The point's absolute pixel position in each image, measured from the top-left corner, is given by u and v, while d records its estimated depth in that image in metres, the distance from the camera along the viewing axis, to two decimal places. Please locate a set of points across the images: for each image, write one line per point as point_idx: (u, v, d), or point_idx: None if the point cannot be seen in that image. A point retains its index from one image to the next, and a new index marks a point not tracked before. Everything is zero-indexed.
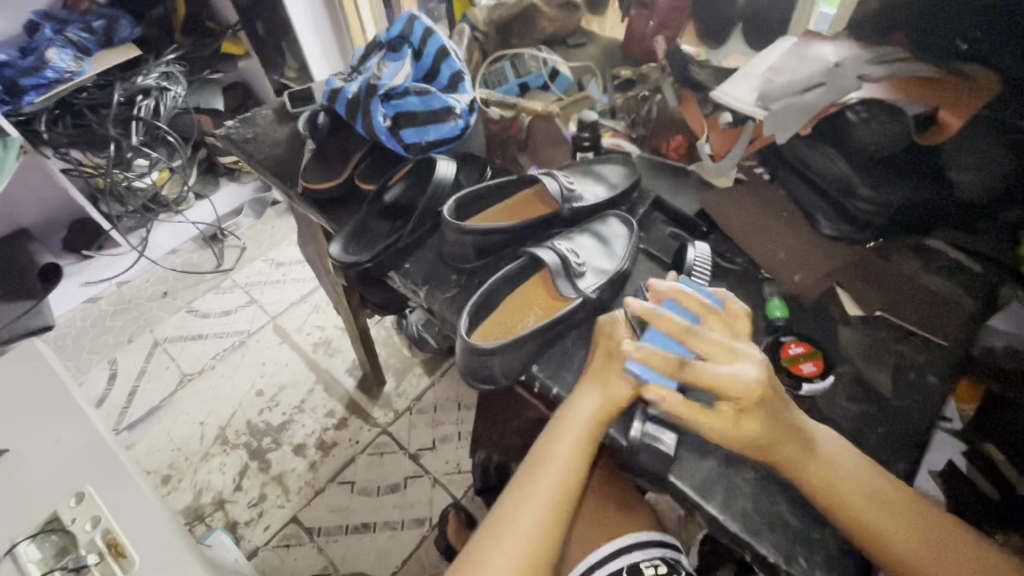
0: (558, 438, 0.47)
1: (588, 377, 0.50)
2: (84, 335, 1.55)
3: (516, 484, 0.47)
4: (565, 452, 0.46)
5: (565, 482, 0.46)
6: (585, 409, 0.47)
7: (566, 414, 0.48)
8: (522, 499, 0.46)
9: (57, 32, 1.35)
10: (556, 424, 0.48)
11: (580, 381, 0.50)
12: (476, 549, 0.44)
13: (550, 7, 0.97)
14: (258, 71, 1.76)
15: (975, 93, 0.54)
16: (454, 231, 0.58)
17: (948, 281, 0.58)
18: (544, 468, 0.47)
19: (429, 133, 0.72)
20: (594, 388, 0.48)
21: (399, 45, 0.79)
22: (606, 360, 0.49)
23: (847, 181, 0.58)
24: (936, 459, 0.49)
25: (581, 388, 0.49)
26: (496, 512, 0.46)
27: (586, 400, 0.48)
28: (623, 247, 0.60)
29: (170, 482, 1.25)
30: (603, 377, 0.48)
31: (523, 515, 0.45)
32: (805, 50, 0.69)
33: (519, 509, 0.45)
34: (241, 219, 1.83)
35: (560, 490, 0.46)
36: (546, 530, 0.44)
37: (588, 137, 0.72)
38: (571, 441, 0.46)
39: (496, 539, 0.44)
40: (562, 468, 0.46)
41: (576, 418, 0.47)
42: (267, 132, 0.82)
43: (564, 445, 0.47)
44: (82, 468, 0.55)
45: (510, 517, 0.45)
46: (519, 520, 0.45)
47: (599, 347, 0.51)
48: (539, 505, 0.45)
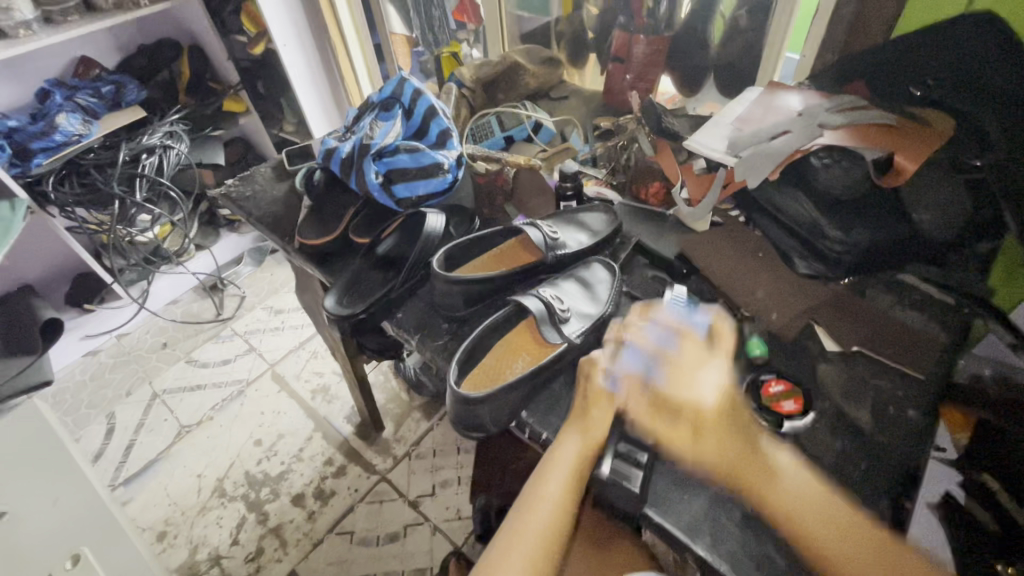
0: (543, 479, 0.48)
1: (570, 421, 0.52)
2: (83, 388, 1.56)
3: (506, 528, 0.48)
4: (552, 493, 0.48)
5: (554, 523, 0.47)
6: (568, 451, 0.49)
7: (551, 457, 0.50)
8: (513, 541, 0.46)
9: (67, 98, 1.43)
10: (543, 466, 0.50)
11: (565, 425, 0.52)
12: None
13: (533, 64, 1.04)
14: (258, 126, 1.84)
15: (925, 141, 0.59)
16: (443, 282, 0.61)
17: (923, 315, 0.61)
18: (533, 510, 0.48)
19: (418, 187, 0.75)
20: (577, 431, 0.50)
21: (390, 105, 0.85)
22: (587, 401, 0.52)
23: (814, 222, 0.60)
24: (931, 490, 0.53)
25: (565, 431, 0.51)
26: (488, 556, 0.46)
27: (569, 442, 0.50)
28: (606, 291, 0.62)
29: (165, 538, 1.23)
30: (582, 419, 0.51)
31: (514, 557, 0.45)
32: (771, 100, 0.73)
33: (511, 550, 0.46)
34: (241, 269, 1.88)
35: (550, 529, 0.47)
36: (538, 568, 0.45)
37: (571, 186, 0.75)
38: (558, 480, 0.48)
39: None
40: (551, 509, 0.47)
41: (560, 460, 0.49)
42: (265, 189, 0.86)
43: (552, 487, 0.48)
44: (80, 529, 0.56)
45: (503, 560, 0.45)
46: (510, 561, 0.45)
47: (581, 389, 0.53)
48: (531, 545, 0.46)
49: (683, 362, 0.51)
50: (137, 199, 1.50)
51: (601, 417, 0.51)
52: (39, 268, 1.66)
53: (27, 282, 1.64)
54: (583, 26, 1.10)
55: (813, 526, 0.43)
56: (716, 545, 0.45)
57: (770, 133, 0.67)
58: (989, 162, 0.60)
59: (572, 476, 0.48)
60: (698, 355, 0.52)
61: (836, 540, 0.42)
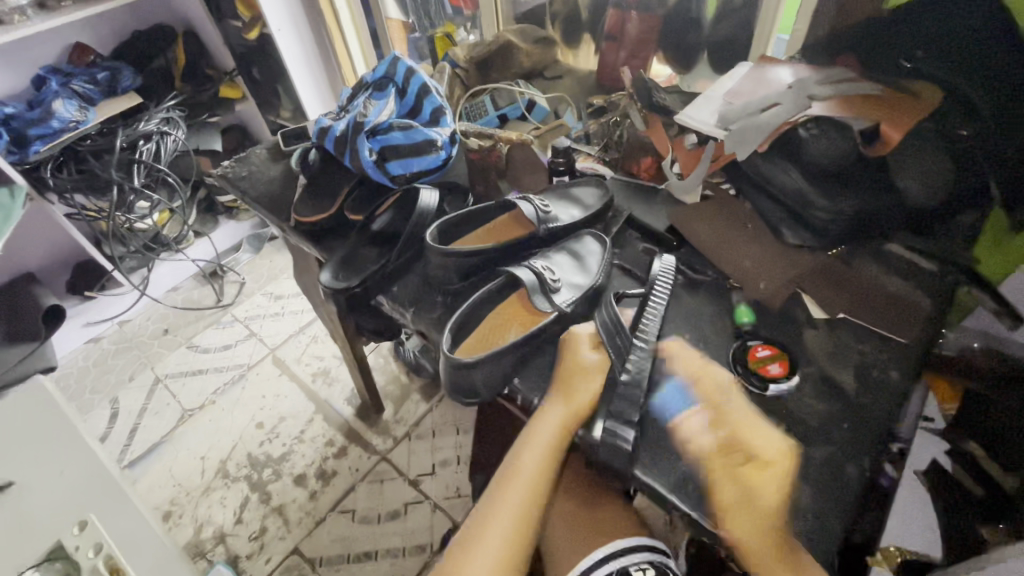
0: (523, 451, 0.51)
1: (554, 392, 0.53)
2: (86, 374, 1.58)
3: (487, 496, 0.52)
4: (531, 465, 0.51)
5: (532, 492, 0.50)
6: (548, 424, 0.51)
7: (531, 430, 0.52)
8: (493, 511, 0.50)
9: (63, 85, 1.43)
10: (523, 437, 0.52)
11: (548, 394, 0.54)
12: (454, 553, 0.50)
13: (527, 43, 1.04)
14: (255, 112, 1.84)
15: (912, 111, 0.60)
16: (437, 255, 0.61)
17: (907, 283, 0.62)
18: (512, 480, 0.51)
19: (412, 164, 0.76)
20: (558, 405, 0.52)
21: (384, 84, 0.85)
22: (567, 376, 0.53)
23: (803, 194, 0.61)
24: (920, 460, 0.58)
25: (547, 403, 0.53)
26: (473, 522, 0.51)
27: (550, 412, 0.52)
28: (596, 263, 0.63)
29: (171, 518, 1.25)
30: (563, 393, 0.52)
31: (494, 525, 0.50)
32: (762, 74, 0.73)
33: (492, 517, 0.50)
34: (240, 255, 1.89)
35: (526, 499, 0.50)
36: (515, 535, 0.49)
37: (563, 162, 0.77)
38: (536, 452, 0.51)
39: (471, 546, 0.50)
40: (528, 480, 0.51)
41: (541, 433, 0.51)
42: (261, 170, 0.87)
43: (530, 458, 0.51)
44: (86, 498, 0.58)
45: (483, 529, 0.50)
46: (490, 529, 0.50)
47: (565, 361, 0.55)
48: (508, 516, 0.50)
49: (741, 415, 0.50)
50: (135, 185, 1.51)
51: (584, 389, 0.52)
52: (40, 255, 1.67)
53: (28, 269, 1.66)
54: (577, 5, 1.10)
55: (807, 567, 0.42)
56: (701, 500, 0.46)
57: (760, 105, 0.67)
58: (972, 129, 0.60)
59: (551, 449, 0.51)
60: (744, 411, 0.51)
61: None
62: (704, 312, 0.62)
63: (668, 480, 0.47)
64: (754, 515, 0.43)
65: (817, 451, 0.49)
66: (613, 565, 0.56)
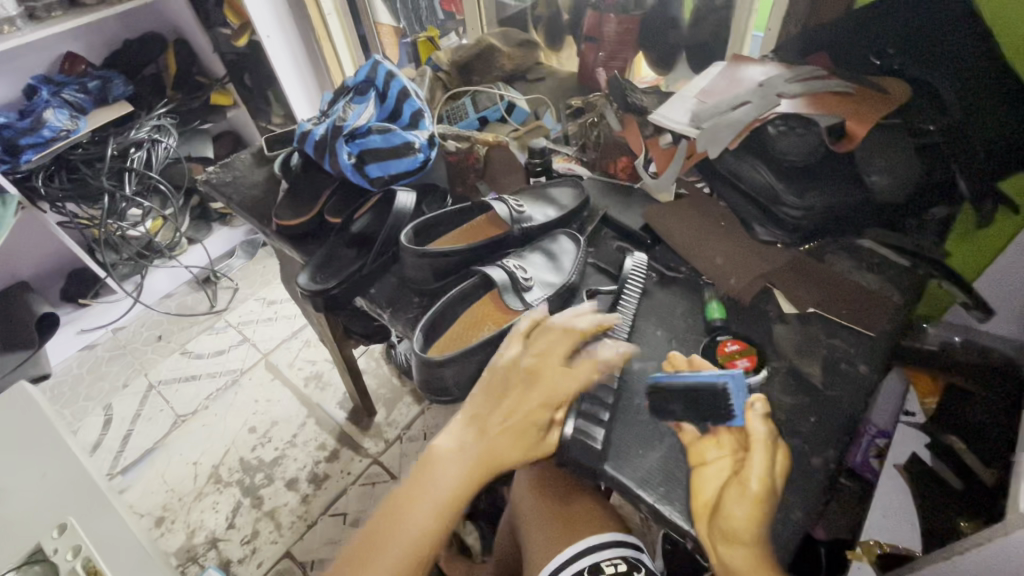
0: (438, 473, 0.48)
1: (487, 432, 0.49)
2: (81, 382, 1.58)
3: (377, 527, 0.48)
4: (439, 495, 0.47)
5: (438, 521, 0.47)
6: (471, 453, 0.48)
7: (448, 456, 0.49)
8: (383, 542, 0.47)
9: (54, 94, 1.44)
10: (432, 470, 0.49)
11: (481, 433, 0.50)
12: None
13: (508, 46, 1.05)
14: (246, 119, 1.85)
15: (876, 107, 0.60)
16: (412, 255, 0.62)
17: (879, 277, 0.63)
18: (410, 511, 0.47)
19: (391, 167, 0.76)
20: (483, 443, 0.48)
21: (364, 89, 0.86)
22: (519, 428, 0.48)
23: (772, 189, 0.61)
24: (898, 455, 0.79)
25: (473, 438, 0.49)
26: (365, 539, 0.47)
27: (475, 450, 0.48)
28: (570, 262, 0.64)
29: (163, 524, 1.26)
30: (493, 441, 0.48)
31: (388, 549, 0.46)
32: (734, 73, 0.74)
33: (380, 551, 0.46)
34: (233, 261, 1.90)
35: (422, 532, 0.47)
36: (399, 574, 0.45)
37: (540, 163, 0.78)
38: (442, 486, 0.48)
39: (359, 565, 0.46)
40: (427, 513, 0.47)
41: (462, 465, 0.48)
42: (245, 175, 0.88)
43: (432, 491, 0.48)
44: (67, 500, 0.58)
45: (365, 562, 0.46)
46: (383, 554, 0.46)
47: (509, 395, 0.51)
48: (395, 551, 0.46)
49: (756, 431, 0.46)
50: (127, 193, 1.52)
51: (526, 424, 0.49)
52: (33, 264, 1.68)
53: (22, 278, 1.67)
54: (559, 8, 1.11)
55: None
56: (667, 494, 0.46)
57: (731, 103, 0.68)
58: (942, 125, 0.61)
59: (465, 485, 0.47)
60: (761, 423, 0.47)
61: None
62: (677, 309, 0.62)
63: (634, 475, 0.48)
64: (733, 530, 0.41)
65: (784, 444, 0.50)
66: (587, 561, 0.58)
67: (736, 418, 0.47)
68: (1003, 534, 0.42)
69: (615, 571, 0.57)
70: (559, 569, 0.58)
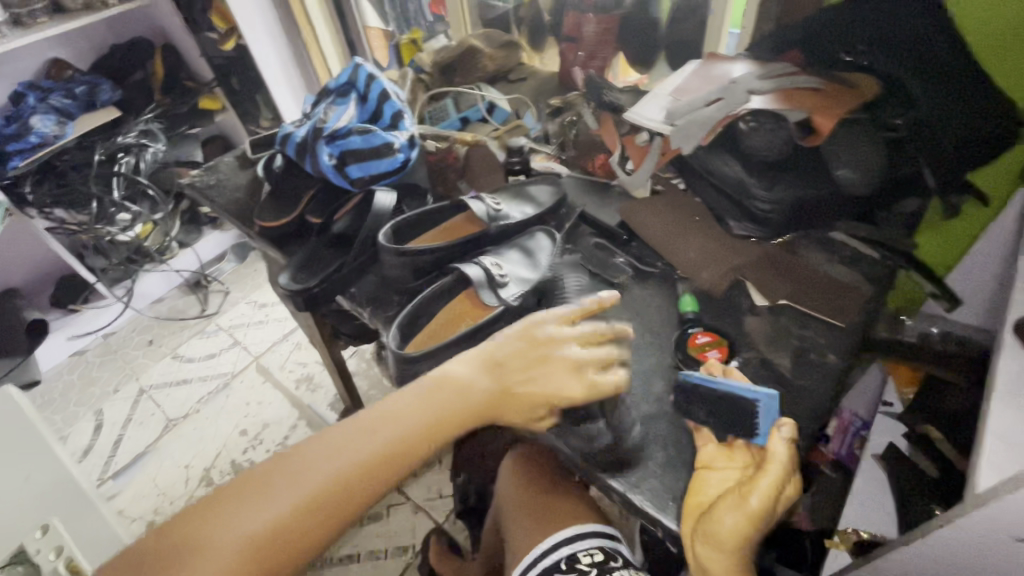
0: (441, 397, 0.50)
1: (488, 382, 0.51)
2: (71, 388, 1.58)
3: (361, 421, 0.49)
4: (436, 414, 0.49)
5: (425, 437, 0.48)
6: (479, 392, 0.50)
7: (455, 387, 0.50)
8: (361, 434, 0.47)
9: (41, 100, 1.44)
10: (431, 395, 0.50)
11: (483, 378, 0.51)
12: (298, 452, 0.46)
13: (491, 47, 1.06)
14: (235, 122, 1.85)
15: (843, 103, 0.62)
16: (391, 254, 0.63)
17: (850, 269, 0.64)
18: (396, 420, 0.48)
19: (372, 168, 0.77)
20: (492, 387, 0.50)
21: (346, 91, 0.87)
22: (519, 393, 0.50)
23: (743, 184, 0.63)
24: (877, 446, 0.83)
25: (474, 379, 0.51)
26: (351, 425, 0.48)
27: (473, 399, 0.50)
28: (546, 259, 0.65)
29: (154, 527, 1.26)
30: (497, 394, 0.50)
31: (378, 436, 0.47)
32: (709, 71, 0.75)
33: (358, 438, 0.47)
34: (225, 266, 1.91)
35: (396, 443, 0.47)
36: (365, 472, 0.46)
37: (518, 162, 0.81)
38: (433, 412, 0.49)
39: (339, 443, 0.47)
40: (411, 429, 0.48)
41: (464, 400, 0.50)
42: (229, 177, 0.89)
43: (424, 415, 0.49)
44: (50, 502, 0.60)
45: (340, 447, 0.46)
46: (371, 438, 0.47)
47: (518, 352, 0.52)
48: (369, 448, 0.46)
49: (778, 454, 0.45)
50: (115, 198, 1.52)
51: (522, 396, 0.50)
52: (23, 271, 1.68)
53: (12, 284, 1.67)
54: (541, 9, 1.13)
55: None
56: (638, 483, 0.47)
57: (704, 100, 0.69)
58: (907, 119, 0.62)
59: (460, 414, 0.49)
60: (785, 447, 0.46)
61: None
62: (652, 303, 0.63)
63: (608, 465, 0.48)
64: (722, 540, 0.41)
65: None
66: (565, 551, 0.59)
67: (759, 436, 0.48)
68: (961, 513, 0.43)
69: (591, 561, 0.57)
70: (538, 558, 0.59)
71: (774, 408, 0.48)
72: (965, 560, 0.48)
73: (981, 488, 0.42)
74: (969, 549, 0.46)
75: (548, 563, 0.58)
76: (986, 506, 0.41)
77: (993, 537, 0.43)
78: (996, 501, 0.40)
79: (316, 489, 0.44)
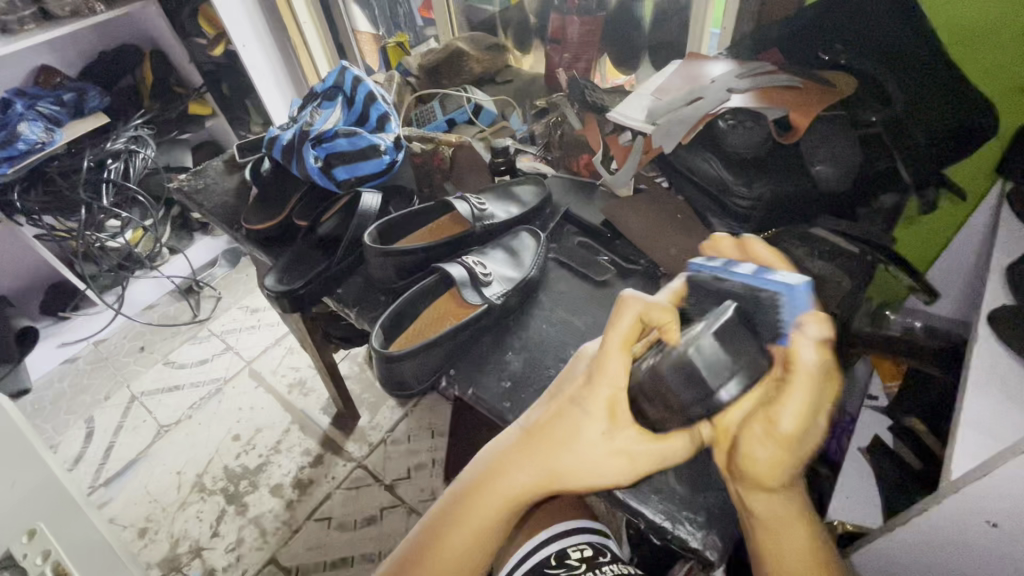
0: (493, 479, 0.44)
1: (535, 437, 0.43)
2: (61, 396, 1.57)
3: (453, 498, 0.46)
4: (492, 503, 0.43)
5: (501, 513, 0.44)
6: (542, 438, 0.42)
7: (499, 470, 0.44)
8: (457, 518, 0.45)
9: (28, 107, 1.43)
10: (503, 459, 0.44)
11: (538, 420, 0.43)
12: (411, 548, 0.46)
13: (477, 50, 1.06)
14: (225, 128, 1.84)
15: (820, 100, 0.63)
16: (375, 255, 0.63)
17: (831, 263, 0.64)
18: (482, 492, 0.44)
19: (357, 169, 0.77)
20: (537, 466, 0.42)
21: (333, 94, 0.88)
22: (560, 419, 0.42)
23: (723, 181, 0.64)
24: (862, 439, 0.84)
25: (531, 438, 0.43)
26: (445, 504, 0.46)
27: (525, 459, 0.42)
28: (530, 258, 0.65)
29: (146, 534, 1.25)
30: (549, 434, 0.42)
31: (471, 517, 0.44)
32: (690, 71, 0.76)
33: (455, 521, 0.45)
34: (216, 271, 1.89)
35: (488, 522, 0.44)
36: (471, 553, 0.45)
37: (503, 161, 0.80)
38: (512, 483, 0.43)
39: (439, 528, 0.45)
40: (500, 499, 0.43)
41: (531, 448, 0.43)
42: (216, 182, 0.89)
43: (505, 484, 0.43)
44: (37, 503, 0.56)
45: (440, 537, 0.45)
46: (467, 519, 0.44)
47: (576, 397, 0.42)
48: (467, 530, 0.44)
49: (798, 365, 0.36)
50: (105, 204, 1.52)
51: (564, 432, 0.41)
52: (12, 279, 1.67)
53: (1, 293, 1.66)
54: (527, 13, 1.14)
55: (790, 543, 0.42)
56: None
57: (685, 100, 0.70)
58: (884, 118, 0.63)
59: (533, 475, 0.42)
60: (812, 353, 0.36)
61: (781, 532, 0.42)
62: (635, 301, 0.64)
63: None
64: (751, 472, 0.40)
65: None
66: (554, 548, 0.59)
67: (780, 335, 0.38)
68: (937, 501, 0.45)
69: (581, 556, 0.58)
70: (529, 555, 0.60)
71: (799, 300, 0.38)
72: (942, 548, 0.49)
73: (955, 476, 0.43)
74: (945, 537, 0.47)
75: (539, 559, 0.59)
76: (957, 493, 0.43)
77: (967, 525, 0.44)
78: (967, 489, 0.42)
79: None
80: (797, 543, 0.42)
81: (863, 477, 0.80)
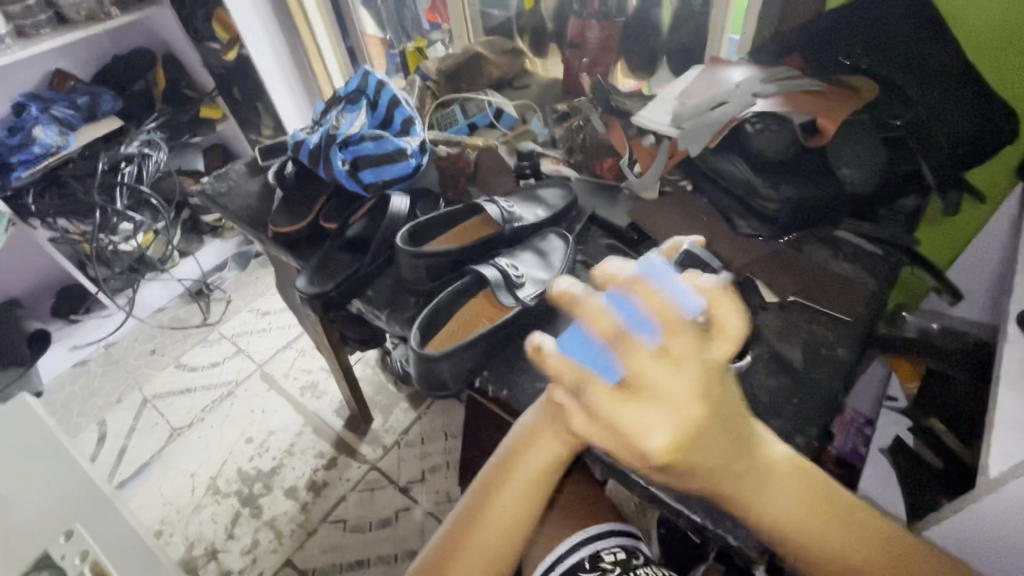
0: (538, 435, 0.46)
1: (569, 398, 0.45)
2: (74, 398, 1.57)
3: (495, 463, 0.48)
4: (534, 462, 0.46)
5: (545, 469, 0.46)
6: None
7: (540, 431, 0.46)
8: (501, 484, 0.46)
9: (42, 111, 1.44)
10: (540, 419, 0.46)
11: None
12: (458, 532, 0.47)
13: (495, 54, 1.08)
14: (236, 131, 1.85)
15: (846, 105, 0.64)
16: (407, 256, 0.64)
17: (855, 265, 0.65)
18: (529, 450, 0.46)
19: (385, 173, 0.78)
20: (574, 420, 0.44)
21: (355, 97, 0.88)
22: None
23: (751, 183, 0.65)
24: (882, 438, 0.85)
25: (565, 401, 0.45)
26: (491, 470, 0.48)
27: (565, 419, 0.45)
28: (560, 259, 0.67)
29: (161, 536, 1.25)
30: None
31: (519, 472, 0.46)
32: (713, 76, 0.77)
33: (504, 487, 0.46)
34: (225, 273, 1.90)
35: (536, 478, 0.46)
36: (518, 519, 0.46)
37: (528, 165, 0.84)
38: (553, 443, 0.45)
39: (488, 494, 0.47)
40: (544, 459, 0.46)
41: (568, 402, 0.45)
42: (240, 184, 0.90)
43: (546, 445, 0.45)
44: (75, 503, 0.54)
45: (486, 506, 0.46)
46: (513, 479, 0.46)
47: None
48: (516, 496, 0.46)
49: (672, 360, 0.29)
50: (118, 207, 1.52)
51: None
52: (23, 281, 1.68)
53: (13, 295, 1.67)
54: (544, 17, 1.14)
55: (781, 512, 0.38)
56: None
57: (710, 104, 0.71)
58: (908, 119, 0.64)
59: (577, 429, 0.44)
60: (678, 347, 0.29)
61: (787, 509, 0.38)
62: None
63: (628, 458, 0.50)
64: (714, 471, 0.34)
65: (769, 426, 0.53)
66: (586, 551, 0.60)
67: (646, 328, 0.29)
68: (979, 496, 0.45)
69: (614, 559, 0.58)
70: (563, 555, 0.60)
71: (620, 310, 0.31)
72: (985, 542, 0.49)
73: (994, 473, 0.44)
74: (982, 531, 0.48)
75: (572, 560, 0.59)
76: (997, 490, 0.43)
77: (1004, 519, 0.46)
78: (1006, 486, 0.43)
79: (486, 553, 0.46)
80: (784, 503, 0.38)
81: (884, 478, 0.80)
